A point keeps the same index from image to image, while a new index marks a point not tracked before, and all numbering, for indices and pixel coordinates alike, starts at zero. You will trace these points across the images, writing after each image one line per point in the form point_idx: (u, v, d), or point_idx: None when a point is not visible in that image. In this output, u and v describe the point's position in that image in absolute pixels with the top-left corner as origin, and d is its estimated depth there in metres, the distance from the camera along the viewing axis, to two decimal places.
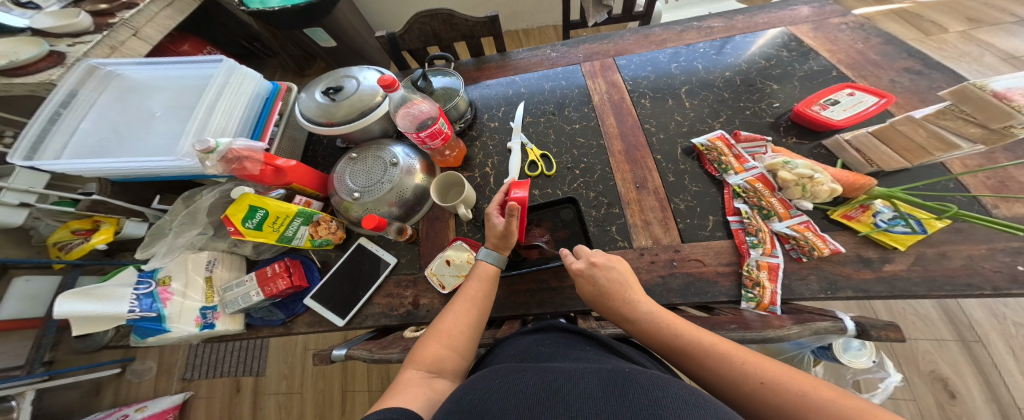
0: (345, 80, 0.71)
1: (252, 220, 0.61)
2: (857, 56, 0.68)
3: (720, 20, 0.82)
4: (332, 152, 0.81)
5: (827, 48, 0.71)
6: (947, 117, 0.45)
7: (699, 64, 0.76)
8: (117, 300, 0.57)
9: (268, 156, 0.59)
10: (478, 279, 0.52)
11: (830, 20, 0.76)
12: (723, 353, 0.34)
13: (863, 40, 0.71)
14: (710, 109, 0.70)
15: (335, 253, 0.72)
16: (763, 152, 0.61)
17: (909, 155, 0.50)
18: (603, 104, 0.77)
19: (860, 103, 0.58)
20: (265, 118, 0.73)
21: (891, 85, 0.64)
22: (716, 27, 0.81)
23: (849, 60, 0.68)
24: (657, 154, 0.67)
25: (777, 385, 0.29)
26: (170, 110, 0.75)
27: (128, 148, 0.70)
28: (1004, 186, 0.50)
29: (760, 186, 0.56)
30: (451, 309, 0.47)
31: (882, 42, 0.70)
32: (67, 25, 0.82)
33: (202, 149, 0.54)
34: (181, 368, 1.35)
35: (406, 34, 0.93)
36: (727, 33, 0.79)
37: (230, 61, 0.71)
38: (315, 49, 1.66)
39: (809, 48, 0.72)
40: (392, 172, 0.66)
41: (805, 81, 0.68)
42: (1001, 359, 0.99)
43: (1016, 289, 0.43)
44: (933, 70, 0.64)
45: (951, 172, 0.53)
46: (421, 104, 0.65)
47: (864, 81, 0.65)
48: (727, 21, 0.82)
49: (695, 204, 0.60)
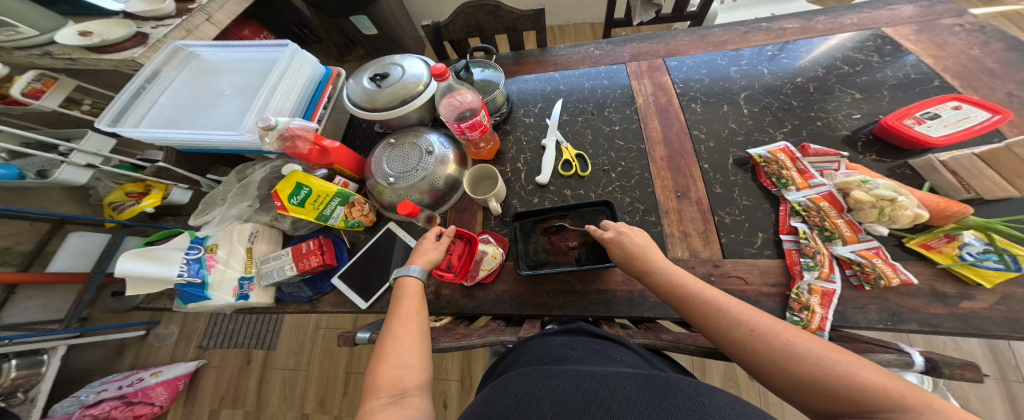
0: (391, 68, 0.72)
1: (297, 197, 0.63)
2: (970, 63, 0.61)
3: (795, 21, 0.76)
4: (370, 137, 0.82)
5: (932, 54, 0.63)
6: None
7: (763, 68, 0.71)
8: (169, 263, 0.59)
9: (316, 136, 0.62)
10: (404, 296, 0.49)
11: (940, 21, 0.67)
12: (721, 308, 0.37)
13: (981, 44, 0.62)
14: (772, 118, 0.65)
15: (364, 236, 0.74)
16: (834, 168, 0.55)
17: (1020, 182, 0.44)
18: (647, 107, 0.73)
19: (966, 118, 0.51)
20: (316, 101, 0.75)
21: (1009, 99, 0.56)
22: (789, 29, 0.75)
23: (958, 68, 0.61)
24: (705, 163, 0.63)
25: (767, 332, 0.32)
26: (236, 89, 0.80)
27: (194, 121, 0.75)
28: None
29: (826, 205, 0.52)
30: (390, 330, 0.44)
31: (1007, 47, 0.61)
32: (153, 10, 0.90)
33: (263, 126, 0.57)
34: (199, 337, 1.45)
35: (450, 24, 0.92)
36: (801, 35, 0.73)
37: (293, 46, 0.74)
38: (358, 37, 1.72)
39: (908, 52, 0.65)
40: (426, 160, 0.67)
41: (900, 90, 0.61)
42: None
43: None
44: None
45: None
46: (465, 95, 0.65)
47: (975, 92, 0.57)
48: (804, 22, 0.75)
49: (743, 219, 0.56)
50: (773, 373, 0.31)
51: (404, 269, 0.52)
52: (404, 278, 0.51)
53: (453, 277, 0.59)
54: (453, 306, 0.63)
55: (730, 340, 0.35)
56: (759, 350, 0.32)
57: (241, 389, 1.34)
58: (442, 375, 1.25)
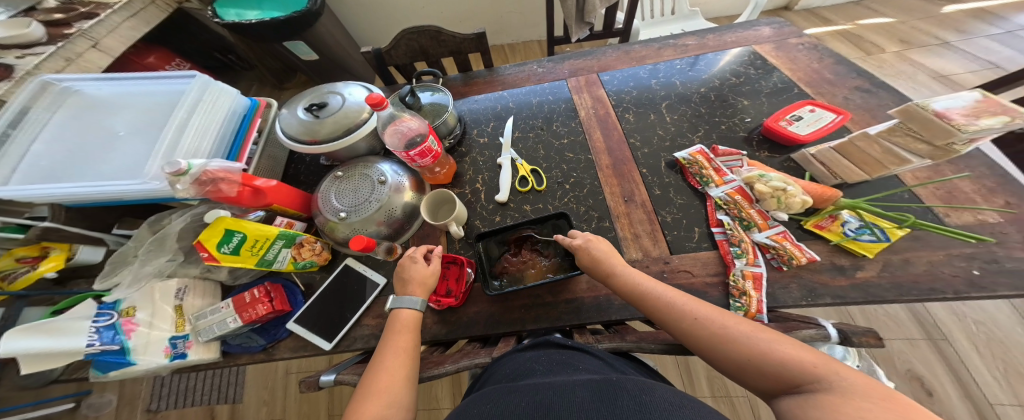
0: (330, 97, 0.70)
1: (228, 245, 0.56)
2: (813, 76, 0.74)
3: (693, 39, 0.89)
4: (315, 170, 0.78)
5: (786, 68, 0.77)
6: (898, 133, 0.49)
7: (676, 79, 0.82)
8: (75, 335, 0.51)
9: (245, 177, 0.55)
10: (400, 331, 0.49)
11: (787, 41, 0.83)
12: (671, 303, 0.44)
13: (817, 60, 0.77)
14: (689, 124, 0.73)
15: (320, 275, 0.69)
16: (739, 165, 0.64)
17: (868, 168, 0.54)
18: (590, 119, 0.79)
19: (821, 119, 0.64)
20: (241, 135, 0.70)
21: (844, 102, 0.69)
22: (690, 45, 0.88)
23: (807, 79, 0.74)
24: (643, 168, 0.70)
25: (706, 319, 0.40)
26: (137, 129, 0.71)
27: (85, 168, 0.65)
28: (952, 196, 0.55)
29: (739, 198, 0.59)
30: (382, 364, 0.44)
31: (834, 62, 0.76)
32: (17, 36, 0.80)
33: (172, 172, 0.49)
34: (145, 400, 1.24)
35: (393, 50, 0.91)
36: (701, 50, 0.86)
37: (204, 78, 0.68)
38: (297, 63, 1.66)
39: (771, 67, 0.78)
40: (380, 190, 0.65)
41: (771, 97, 0.73)
42: (966, 355, 1.07)
43: (975, 293, 0.46)
44: (881, 89, 0.70)
45: (905, 184, 0.58)
46: (409, 121, 0.64)
47: (820, 99, 0.70)
48: (699, 39, 0.88)
49: (681, 216, 0.63)
50: (714, 353, 0.38)
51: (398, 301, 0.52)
52: (398, 311, 0.52)
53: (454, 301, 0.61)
54: (425, 337, 0.61)
55: (680, 328, 0.42)
56: (700, 333, 0.39)
57: None
58: (433, 403, 1.19)
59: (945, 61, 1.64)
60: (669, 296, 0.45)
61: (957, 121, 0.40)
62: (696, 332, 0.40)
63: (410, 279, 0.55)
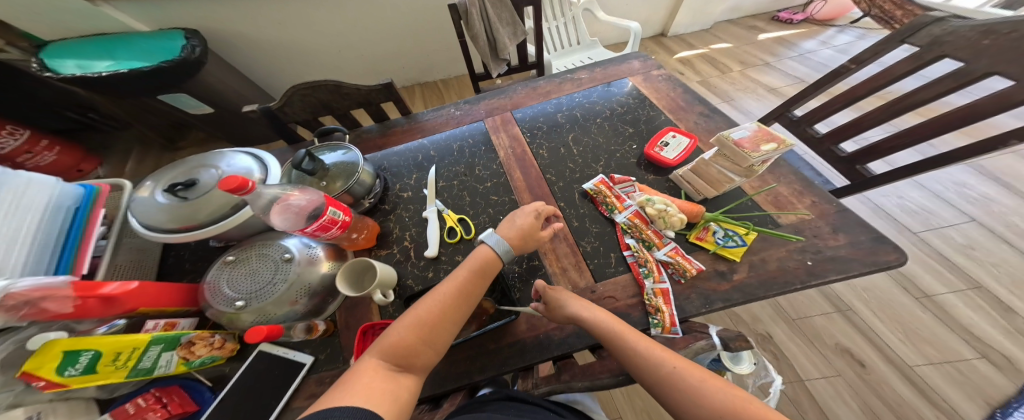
0: (204, 172, 0.62)
1: (74, 366, 0.43)
2: (672, 102, 0.89)
3: (586, 72, 1.01)
4: (204, 254, 0.69)
5: (655, 98, 0.91)
6: (719, 160, 0.64)
7: (577, 112, 0.91)
8: None
9: (82, 287, 0.44)
10: (478, 267, 0.53)
11: (651, 72, 0.98)
12: (647, 350, 0.47)
13: (674, 89, 0.93)
14: (592, 155, 0.82)
15: (231, 366, 0.60)
16: (633, 190, 0.73)
17: (715, 186, 0.67)
18: (509, 158, 0.84)
19: (682, 144, 0.77)
20: (74, 232, 0.54)
21: (695, 126, 0.83)
22: (584, 78, 1.00)
23: (670, 106, 0.89)
24: (560, 202, 0.75)
25: (684, 369, 0.43)
26: None
27: None
28: (778, 200, 0.69)
29: (638, 221, 0.68)
30: (433, 295, 0.49)
31: (682, 91, 0.91)
32: None
33: None
34: None
35: (287, 107, 0.87)
36: (592, 82, 0.98)
37: None
38: (184, 116, 1.60)
39: (645, 97, 0.92)
40: (285, 269, 0.59)
41: (647, 125, 0.85)
42: (868, 319, 1.29)
43: (813, 281, 0.56)
44: (714, 113, 0.85)
45: (746, 193, 0.72)
46: (298, 197, 0.56)
47: (681, 124, 0.84)
48: (591, 73, 1.01)
49: (598, 244, 0.68)
50: (688, 405, 0.41)
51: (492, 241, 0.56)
52: (484, 245, 0.56)
53: None
54: None
55: (658, 374, 0.44)
56: (679, 383, 0.42)
57: None
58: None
59: (772, 77, 2.12)
60: (644, 344, 0.48)
61: (748, 149, 0.56)
62: (675, 381, 0.43)
63: (511, 231, 0.59)
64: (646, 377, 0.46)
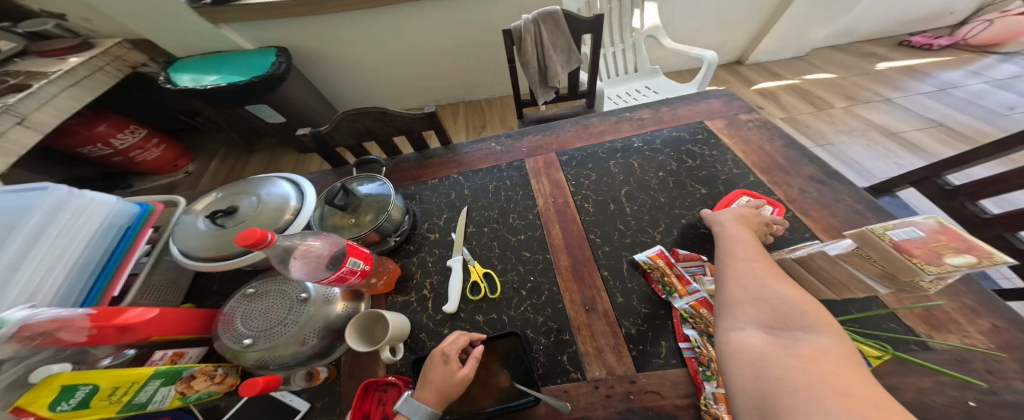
0: (244, 199, 0.64)
1: (68, 403, 0.39)
2: (768, 159, 0.74)
3: (648, 112, 0.92)
4: (236, 277, 0.69)
5: (744, 149, 0.78)
6: (853, 258, 0.39)
7: (634, 160, 0.80)
8: None
9: (101, 316, 0.42)
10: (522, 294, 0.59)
11: (739, 116, 0.85)
12: (794, 303, 0.34)
13: (770, 140, 0.78)
14: (649, 217, 0.70)
15: (225, 401, 0.57)
16: (701, 271, 0.59)
17: (836, 289, 0.45)
18: (548, 210, 0.75)
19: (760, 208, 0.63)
20: (115, 261, 0.59)
21: (802, 194, 0.67)
22: (646, 119, 0.90)
23: (762, 163, 0.74)
24: (604, 270, 0.64)
25: (817, 334, 0.30)
26: None
27: None
28: (934, 317, 0.50)
29: (704, 311, 0.54)
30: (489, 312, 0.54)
31: (785, 144, 0.76)
32: None
33: None
34: None
35: (335, 132, 0.88)
36: (655, 125, 0.88)
37: (70, 190, 0.59)
38: (263, 125, 1.77)
39: (726, 146, 0.79)
40: (299, 310, 0.56)
41: (728, 185, 0.72)
42: None
43: None
44: (835, 179, 0.68)
45: (887, 305, 0.53)
46: (315, 244, 0.55)
47: (779, 188, 0.69)
48: (654, 113, 0.91)
49: (645, 327, 0.55)
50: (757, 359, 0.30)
51: (409, 406, 0.42)
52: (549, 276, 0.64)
53: None
54: None
55: (773, 325, 0.33)
56: (795, 342, 0.30)
57: None
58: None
59: (891, 116, 1.79)
60: (798, 298, 0.35)
61: (917, 258, 0.30)
62: (789, 338, 0.31)
63: (427, 379, 0.46)
64: (750, 319, 0.35)
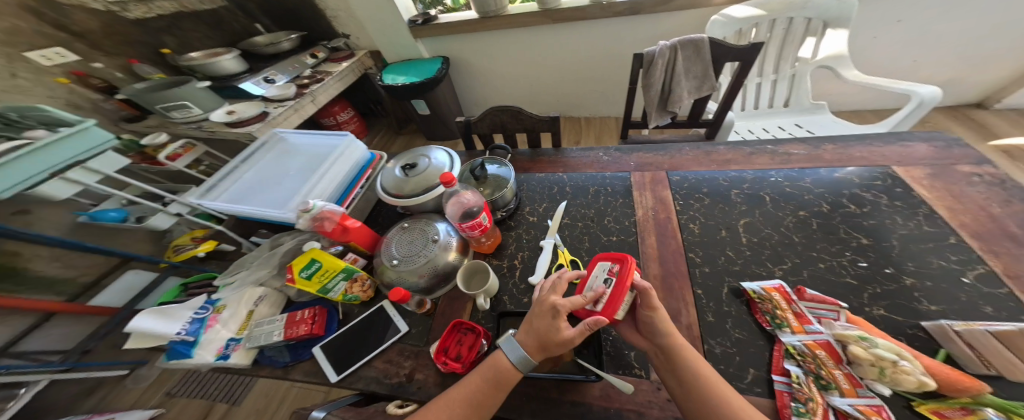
0: (421, 158, 0.85)
1: (307, 270, 0.69)
2: (990, 224, 0.56)
3: (803, 147, 0.80)
4: (391, 215, 0.90)
5: (946, 204, 0.61)
6: None
7: (766, 193, 0.72)
8: (175, 321, 0.65)
9: (342, 217, 0.71)
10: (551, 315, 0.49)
11: (957, 166, 0.66)
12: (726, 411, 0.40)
13: (1006, 201, 0.58)
14: (771, 253, 0.61)
15: (358, 308, 0.74)
16: (834, 317, 0.49)
17: None
18: (647, 221, 0.74)
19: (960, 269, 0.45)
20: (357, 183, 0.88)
21: None
22: (796, 155, 0.78)
23: (977, 226, 0.56)
24: (699, 288, 0.59)
25: None
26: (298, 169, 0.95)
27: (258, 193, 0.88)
28: None
29: (821, 354, 0.46)
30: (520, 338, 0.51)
31: None
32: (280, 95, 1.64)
33: (303, 208, 0.69)
34: (171, 384, 1.49)
35: (479, 121, 1.06)
36: (809, 162, 0.76)
37: (352, 137, 0.93)
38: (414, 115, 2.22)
39: (920, 199, 0.63)
40: (430, 248, 0.71)
41: (908, 241, 0.58)
42: None
43: None
44: None
45: None
46: (468, 195, 0.71)
47: (997, 259, 0.52)
48: (813, 148, 0.79)
49: (734, 352, 0.50)
50: None
51: (510, 345, 0.50)
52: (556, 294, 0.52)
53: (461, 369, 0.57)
54: (423, 395, 0.58)
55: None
56: None
57: None
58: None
59: None
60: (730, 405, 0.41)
61: None
62: None
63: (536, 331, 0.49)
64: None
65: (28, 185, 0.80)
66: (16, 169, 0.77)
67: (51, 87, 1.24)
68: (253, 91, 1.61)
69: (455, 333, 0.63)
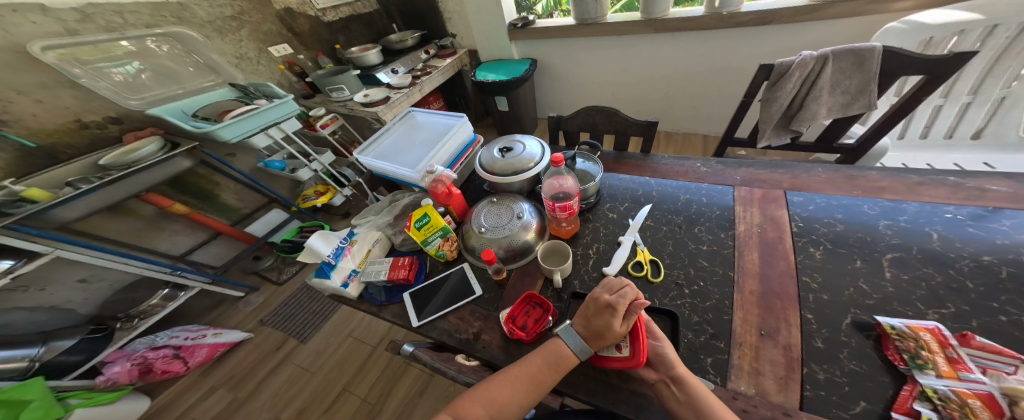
0: (515, 144, 0.92)
1: (419, 222, 0.76)
2: None
3: (1004, 183, 0.63)
4: (478, 192, 0.99)
5: None
6: None
7: (932, 230, 0.59)
8: (327, 246, 0.78)
9: (450, 184, 0.83)
10: (602, 314, 0.51)
11: None
12: None
13: None
14: (927, 293, 0.52)
15: (442, 267, 0.81)
16: (1013, 371, 0.40)
17: None
18: (749, 238, 0.67)
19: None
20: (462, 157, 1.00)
21: None
22: (995, 191, 0.62)
23: None
24: (807, 312, 0.53)
25: None
26: (424, 141, 1.12)
27: (393, 157, 1.07)
28: None
29: (976, 404, 0.38)
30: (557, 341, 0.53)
31: None
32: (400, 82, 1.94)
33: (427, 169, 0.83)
34: (265, 313, 1.74)
35: (571, 119, 1.09)
36: (1008, 202, 0.59)
37: (466, 118, 1.06)
38: (495, 110, 2.31)
39: None
40: (514, 223, 0.76)
41: None
42: None
43: None
44: None
45: None
46: (566, 180, 0.75)
47: None
48: (1019, 187, 0.61)
49: (844, 382, 0.45)
50: None
51: (568, 334, 0.52)
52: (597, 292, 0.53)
53: (525, 338, 0.60)
54: (487, 353, 0.62)
55: None
56: None
57: (259, 368, 1.53)
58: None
59: None
60: None
61: None
62: None
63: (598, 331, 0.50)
64: None
65: (247, 136, 1.13)
66: (240, 126, 1.07)
67: (274, 71, 1.81)
68: (382, 79, 1.92)
69: (525, 304, 0.66)
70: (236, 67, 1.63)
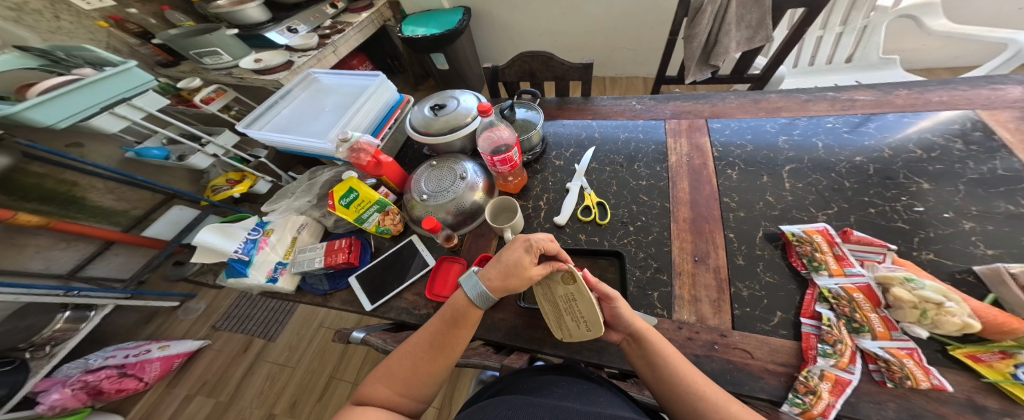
0: (449, 100, 0.84)
1: (346, 199, 0.69)
2: None
3: (870, 93, 0.73)
4: (417, 157, 0.91)
5: None
6: None
7: (819, 140, 0.68)
8: (233, 240, 0.67)
9: (376, 151, 0.74)
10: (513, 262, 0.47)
11: None
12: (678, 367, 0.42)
13: None
14: (817, 197, 0.61)
15: (389, 243, 0.76)
16: (880, 260, 0.50)
17: None
18: (680, 167, 0.72)
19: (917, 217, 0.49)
20: (385, 121, 0.89)
21: None
22: (862, 101, 0.72)
23: None
24: (729, 232, 0.60)
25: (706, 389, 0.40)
26: (335, 108, 0.97)
27: (299, 129, 0.92)
28: None
29: (859, 297, 0.47)
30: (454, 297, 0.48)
31: None
32: (304, 44, 1.63)
33: (342, 138, 0.73)
34: (216, 317, 1.57)
35: (507, 69, 1.02)
36: (876, 109, 0.70)
37: (383, 76, 0.93)
38: (432, 70, 2.10)
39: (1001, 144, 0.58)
40: (458, 184, 0.72)
41: (974, 186, 0.55)
42: None
43: None
44: None
45: None
46: (502, 131, 0.72)
47: None
48: (882, 94, 0.72)
49: (762, 295, 0.52)
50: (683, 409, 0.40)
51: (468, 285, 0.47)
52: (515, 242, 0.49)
53: None
54: None
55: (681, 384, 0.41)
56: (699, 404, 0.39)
57: (228, 376, 1.39)
58: None
59: None
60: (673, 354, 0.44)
61: None
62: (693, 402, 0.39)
63: (502, 265, 0.47)
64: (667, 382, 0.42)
65: (84, 116, 0.86)
66: (67, 104, 0.81)
67: (93, 30, 1.34)
68: (277, 40, 1.60)
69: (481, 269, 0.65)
70: (17, 25, 1.14)
